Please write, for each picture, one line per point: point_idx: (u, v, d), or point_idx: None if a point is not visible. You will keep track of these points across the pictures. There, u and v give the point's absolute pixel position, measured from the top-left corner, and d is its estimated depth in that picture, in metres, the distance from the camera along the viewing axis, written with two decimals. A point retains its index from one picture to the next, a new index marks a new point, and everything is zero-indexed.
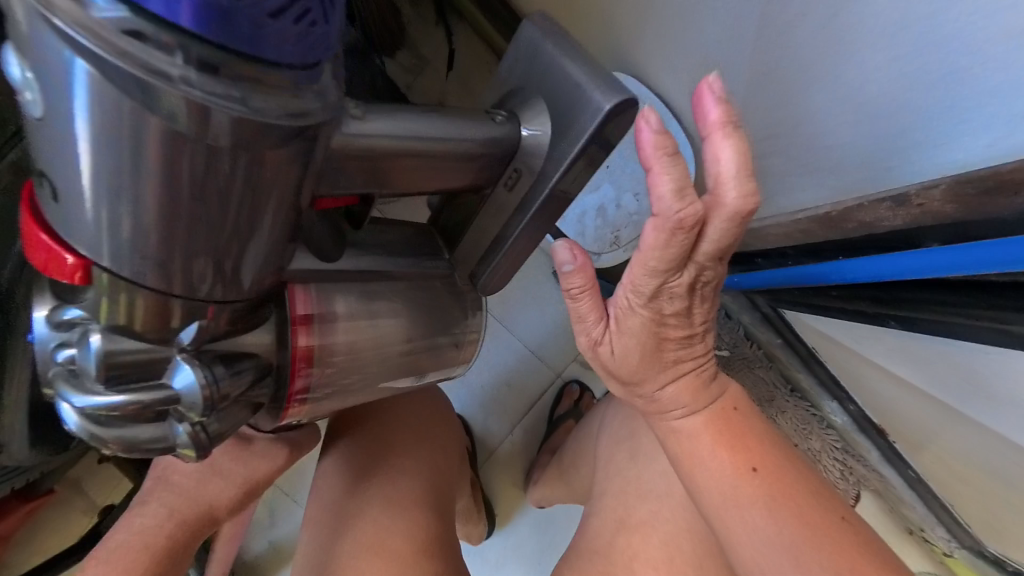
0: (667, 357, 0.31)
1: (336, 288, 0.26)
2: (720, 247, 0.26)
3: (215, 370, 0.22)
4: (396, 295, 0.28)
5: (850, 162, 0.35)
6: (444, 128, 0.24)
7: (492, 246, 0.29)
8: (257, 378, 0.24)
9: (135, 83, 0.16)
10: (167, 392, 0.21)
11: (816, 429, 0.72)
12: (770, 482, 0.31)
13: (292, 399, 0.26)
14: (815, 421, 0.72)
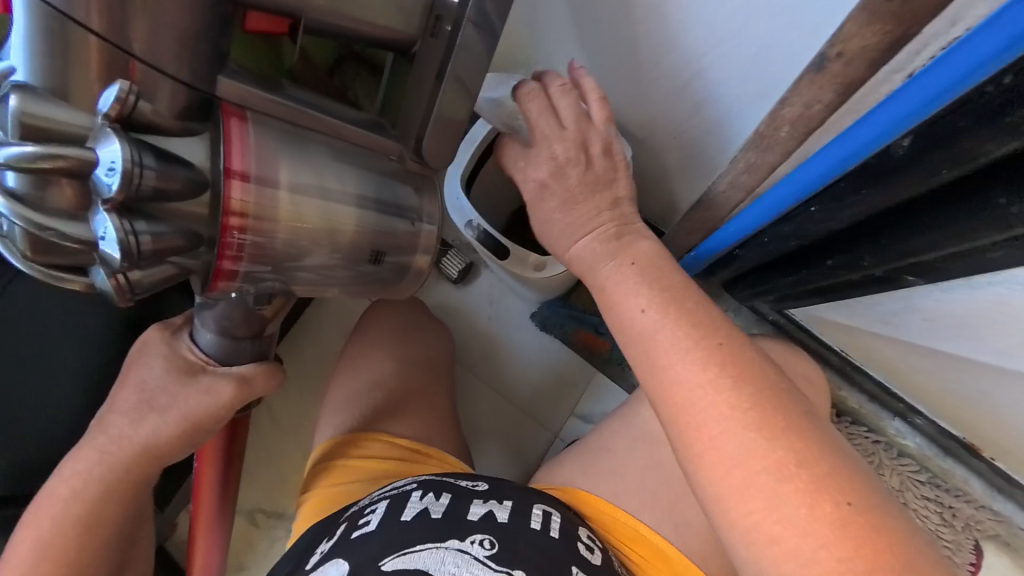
0: (589, 221, 0.48)
1: (275, 150, 0.39)
2: (569, 110, 0.47)
3: (139, 150, 0.33)
4: (331, 156, 0.42)
5: (740, 103, 0.55)
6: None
7: (421, 111, 0.43)
8: (187, 185, 0.36)
9: None
10: (90, 153, 0.33)
11: (886, 458, 0.93)
12: (660, 314, 0.42)
13: (223, 243, 0.38)
14: (881, 448, 0.93)
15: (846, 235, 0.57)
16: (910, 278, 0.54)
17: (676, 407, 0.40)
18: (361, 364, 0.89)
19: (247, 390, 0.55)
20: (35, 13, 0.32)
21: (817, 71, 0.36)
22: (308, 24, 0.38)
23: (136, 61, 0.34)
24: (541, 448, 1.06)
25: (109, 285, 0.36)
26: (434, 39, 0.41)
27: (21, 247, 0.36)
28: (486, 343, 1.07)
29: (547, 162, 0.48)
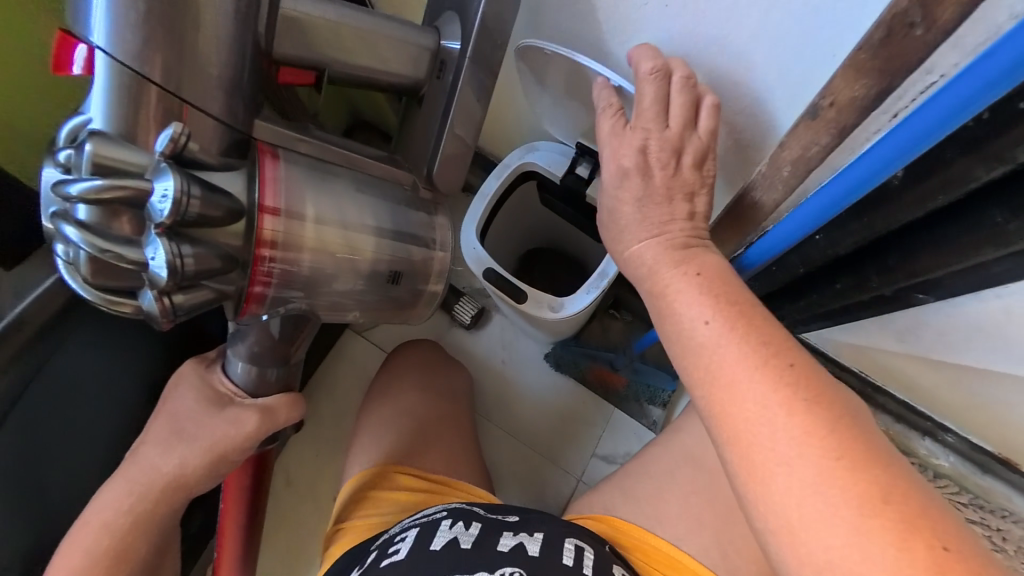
0: (656, 222, 0.57)
1: (303, 186, 0.50)
2: (678, 114, 0.55)
3: (190, 180, 0.41)
4: (357, 184, 0.54)
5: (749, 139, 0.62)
6: (403, 33, 0.55)
7: (436, 133, 0.59)
8: (229, 214, 0.44)
9: (133, 56, 0.41)
10: (146, 183, 0.39)
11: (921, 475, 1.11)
12: (721, 327, 0.46)
13: (256, 271, 0.48)
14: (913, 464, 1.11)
15: (855, 257, 0.69)
16: (921, 294, 0.65)
17: (736, 420, 0.42)
18: (393, 398, 1.09)
19: (268, 421, 0.64)
20: (114, 73, 0.41)
21: (811, 116, 0.50)
22: (330, 73, 0.54)
23: (187, 107, 0.44)
24: (565, 492, 1.24)
25: (155, 306, 0.42)
26: (439, 76, 0.58)
27: (85, 271, 0.42)
28: (501, 387, 1.29)
29: (638, 152, 0.56)
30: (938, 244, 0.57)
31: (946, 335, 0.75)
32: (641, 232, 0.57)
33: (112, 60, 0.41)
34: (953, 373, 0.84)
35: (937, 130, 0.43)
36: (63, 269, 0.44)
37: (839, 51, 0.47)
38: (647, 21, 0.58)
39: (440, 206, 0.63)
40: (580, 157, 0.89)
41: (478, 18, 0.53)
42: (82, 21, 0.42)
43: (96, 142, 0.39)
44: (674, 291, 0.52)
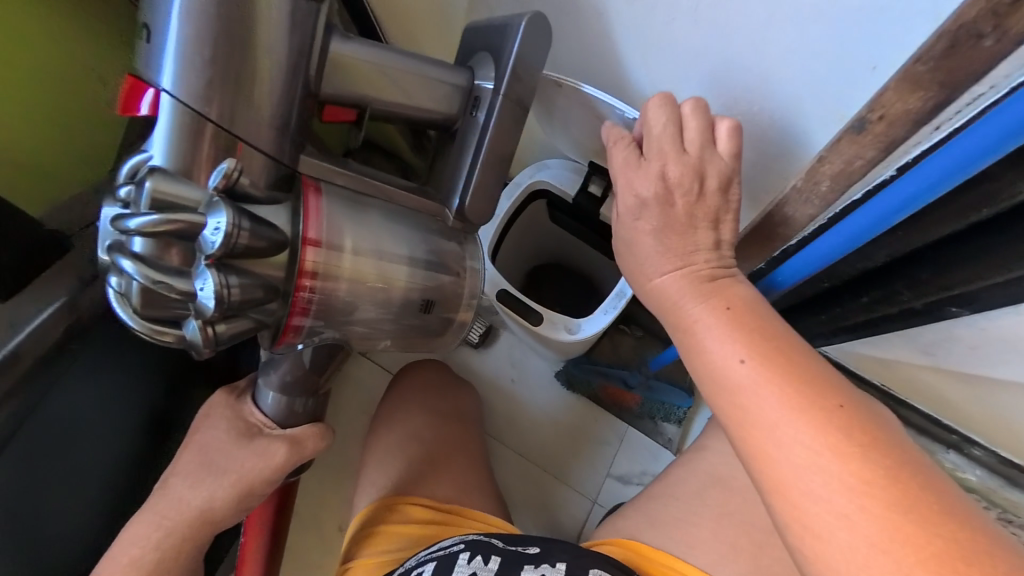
0: (680, 253, 0.56)
1: (341, 219, 0.51)
2: (694, 141, 0.55)
3: (241, 212, 0.42)
4: (391, 215, 0.55)
5: (771, 169, 0.63)
6: (439, 72, 0.58)
7: (462, 168, 0.59)
8: (274, 245, 0.45)
9: (197, 100, 0.45)
10: (199, 216, 0.41)
11: None
12: (760, 369, 0.46)
13: (297, 299, 0.49)
14: None
15: (897, 270, 0.72)
16: (954, 307, 0.69)
17: (787, 469, 0.42)
18: (399, 423, 1.07)
19: (295, 452, 0.67)
20: (177, 113, 0.45)
21: (857, 131, 0.50)
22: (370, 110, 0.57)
23: (241, 143, 0.48)
24: (581, 516, 1.22)
25: (199, 334, 0.43)
26: (471, 111, 0.58)
27: (135, 302, 0.43)
28: (511, 409, 1.26)
29: (656, 180, 0.55)
30: (983, 257, 0.60)
31: (982, 348, 0.76)
32: (666, 263, 0.56)
33: (177, 101, 0.45)
34: (982, 385, 0.85)
35: (955, 170, 0.45)
36: (114, 300, 0.45)
37: (879, 61, 0.46)
38: (677, 36, 0.57)
39: (470, 236, 0.62)
40: (591, 174, 0.89)
41: (511, 57, 0.54)
42: (150, 67, 0.46)
43: (156, 180, 0.42)
44: (705, 329, 0.52)
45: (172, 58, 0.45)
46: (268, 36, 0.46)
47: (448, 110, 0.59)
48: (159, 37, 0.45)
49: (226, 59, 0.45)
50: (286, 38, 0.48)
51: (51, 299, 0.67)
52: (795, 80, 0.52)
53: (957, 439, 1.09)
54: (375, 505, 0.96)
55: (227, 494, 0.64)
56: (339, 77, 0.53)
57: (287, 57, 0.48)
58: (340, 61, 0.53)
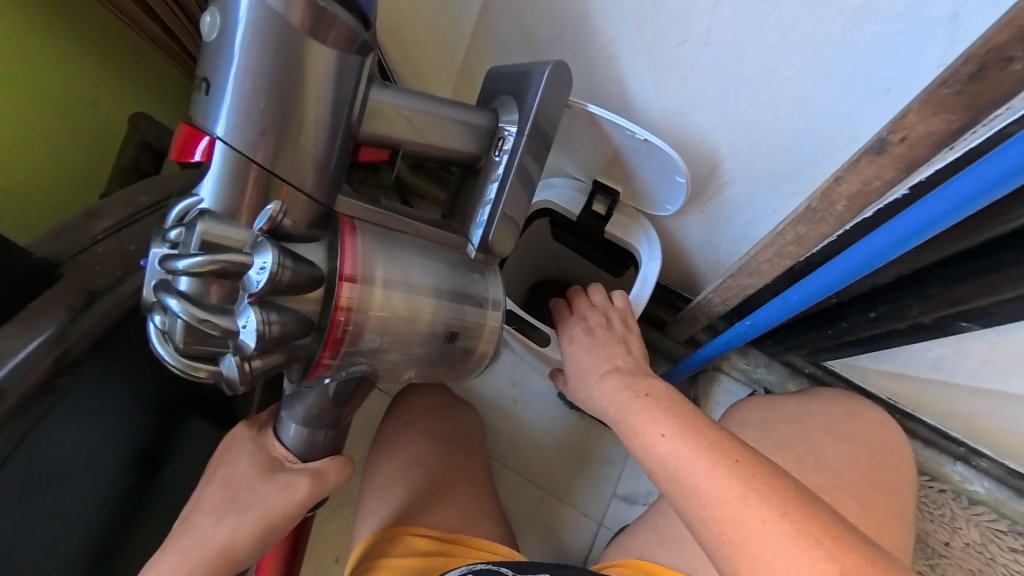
0: (606, 363, 0.71)
1: (375, 255, 0.54)
2: (600, 303, 0.81)
3: (285, 253, 0.46)
4: (420, 250, 0.58)
5: (770, 203, 0.67)
6: (466, 116, 0.60)
7: (487, 202, 0.61)
8: (311, 282, 0.48)
9: (249, 146, 0.48)
10: (246, 257, 0.44)
11: (959, 505, 1.10)
12: (675, 439, 0.55)
13: (333, 331, 0.51)
14: (950, 492, 1.10)
15: (902, 283, 0.73)
16: (964, 322, 0.68)
17: (706, 518, 0.49)
18: (399, 448, 1.03)
19: (318, 485, 0.65)
20: (229, 159, 0.48)
21: (877, 153, 0.47)
22: (404, 151, 0.59)
23: (288, 186, 0.51)
24: (587, 540, 1.18)
25: (236, 370, 0.46)
26: (497, 152, 0.61)
27: (178, 339, 0.45)
28: (513, 429, 1.23)
29: (578, 326, 0.78)
30: (983, 272, 0.61)
31: (993, 362, 0.76)
32: (598, 375, 0.70)
33: (229, 147, 0.48)
34: (991, 398, 0.85)
35: (968, 201, 0.43)
36: (155, 338, 0.47)
37: (892, 83, 0.47)
38: (688, 61, 0.57)
39: (492, 267, 0.65)
40: (595, 193, 0.85)
41: (534, 104, 0.58)
42: (206, 117, 0.49)
43: (206, 222, 0.44)
44: (628, 411, 0.62)
45: (226, 108, 0.48)
46: (317, 85, 0.49)
47: (471, 148, 0.61)
48: (214, 89, 0.48)
49: (278, 109, 0.48)
50: (331, 94, 0.50)
51: (40, 329, 0.61)
52: (796, 125, 0.56)
53: (966, 450, 1.08)
54: (377, 535, 0.93)
55: (241, 534, 0.60)
56: (374, 121, 0.56)
57: (333, 106, 0.51)
58: (375, 109, 0.55)
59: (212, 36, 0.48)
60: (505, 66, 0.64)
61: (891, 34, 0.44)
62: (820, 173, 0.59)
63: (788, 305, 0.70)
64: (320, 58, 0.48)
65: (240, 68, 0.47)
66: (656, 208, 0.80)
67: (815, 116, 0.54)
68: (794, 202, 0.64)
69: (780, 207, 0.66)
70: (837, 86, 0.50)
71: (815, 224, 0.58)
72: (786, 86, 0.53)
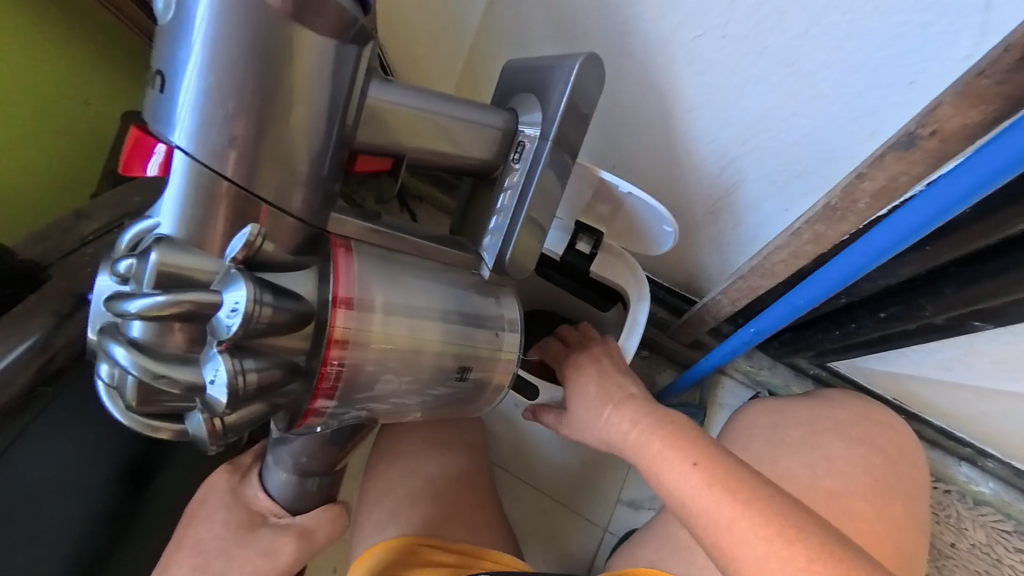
0: (613, 393, 0.68)
1: (373, 278, 0.52)
2: (596, 336, 0.80)
3: (263, 287, 0.43)
4: (426, 271, 0.56)
5: (783, 205, 0.66)
6: (485, 118, 0.58)
7: (507, 207, 0.60)
8: (295, 318, 0.45)
9: (208, 153, 0.46)
10: (214, 294, 0.41)
11: (964, 506, 1.09)
12: (709, 466, 0.54)
13: (325, 367, 0.48)
14: (956, 493, 1.09)
15: (916, 283, 0.72)
16: (978, 322, 0.68)
17: (732, 552, 0.49)
18: (398, 455, 1.00)
19: (305, 544, 0.62)
20: (189, 168, 0.46)
21: (906, 148, 0.45)
22: (407, 161, 0.56)
23: (266, 206, 0.49)
24: (592, 547, 1.16)
25: (205, 428, 0.44)
26: (519, 154, 0.59)
27: (129, 398, 0.43)
28: (515, 436, 1.20)
29: (579, 357, 0.76)
30: (999, 273, 0.60)
31: (1004, 363, 0.76)
32: (608, 405, 0.67)
33: (191, 160, 0.46)
34: (999, 398, 0.84)
35: (985, 182, 0.42)
36: (103, 391, 0.45)
37: (918, 75, 0.46)
38: (705, 54, 0.56)
39: (506, 289, 0.63)
40: (579, 232, 0.81)
41: (564, 96, 0.55)
42: (160, 120, 0.47)
43: (158, 256, 0.42)
44: (646, 440, 0.60)
45: (187, 106, 0.45)
46: (308, 86, 0.47)
47: (488, 154, 0.59)
48: (168, 89, 0.46)
49: (246, 111, 0.46)
50: (326, 89, 0.48)
51: (24, 335, 0.58)
52: (812, 123, 0.55)
53: (972, 450, 1.07)
54: (384, 547, 0.88)
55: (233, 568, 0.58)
56: (375, 127, 0.53)
57: (327, 104, 0.49)
58: (389, 109, 0.53)
59: (167, 27, 0.46)
60: (524, 62, 0.62)
61: (920, 24, 0.43)
62: (836, 174, 0.57)
63: (795, 309, 0.69)
64: (308, 45, 0.46)
65: (200, 64, 0.44)
66: (650, 249, 0.80)
67: (840, 112, 0.52)
68: (801, 205, 0.64)
69: (790, 209, 0.66)
70: (862, 78, 0.49)
71: (836, 223, 0.57)
72: (806, 83, 0.52)
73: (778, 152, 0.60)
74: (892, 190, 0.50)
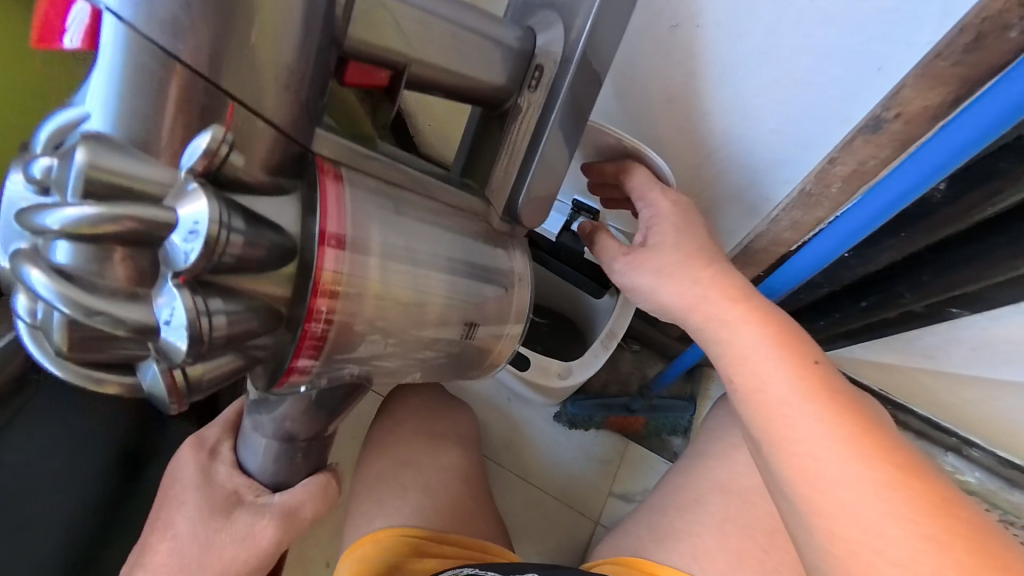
0: (709, 262, 0.58)
1: (369, 218, 0.47)
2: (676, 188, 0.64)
3: (233, 215, 0.37)
4: (424, 212, 0.52)
5: (782, 179, 0.63)
6: (491, 33, 0.52)
7: (530, 141, 0.57)
8: (275, 251, 0.41)
9: (157, 28, 0.37)
10: (167, 214, 0.35)
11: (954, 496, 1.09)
12: (826, 373, 0.50)
13: (313, 311, 0.44)
14: None
15: (892, 271, 0.72)
16: (954, 309, 0.70)
17: (822, 451, 0.45)
18: (390, 446, 1.01)
19: (288, 523, 0.62)
20: (128, 41, 0.37)
21: (870, 132, 0.52)
22: (409, 71, 0.48)
23: (233, 103, 0.40)
24: (583, 537, 1.17)
25: (163, 384, 0.39)
26: (536, 86, 0.55)
27: (59, 342, 0.37)
28: (509, 430, 1.21)
29: (670, 206, 0.61)
30: (974, 262, 0.61)
31: (984, 350, 0.77)
32: (702, 275, 0.57)
33: (129, 27, 0.37)
34: (981, 385, 0.86)
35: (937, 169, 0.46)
36: (30, 332, 0.39)
37: (885, 62, 0.47)
38: (682, 43, 0.56)
39: (516, 237, 0.63)
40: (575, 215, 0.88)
41: (585, 31, 0.52)
42: None
43: (82, 155, 0.34)
44: (747, 322, 0.55)
45: None
46: None
47: (500, 79, 0.54)
48: None
49: None
50: None
51: None
52: (791, 109, 0.55)
53: (957, 440, 1.08)
54: (384, 534, 0.90)
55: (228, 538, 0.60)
56: (374, 30, 0.46)
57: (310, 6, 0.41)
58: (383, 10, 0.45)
59: None
60: None
61: (884, 9, 0.43)
62: (818, 157, 0.58)
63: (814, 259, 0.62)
64: None
65: None
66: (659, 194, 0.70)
67: (820, 96, 0.52)
68: (811, 163, 0.59)
69: (777, 189, 0.65)
70: (838, 64, 0.49)
71: (811, 209, 0.64)
72: (785, 68, 0.52)
73: (759, 139, 0.61)
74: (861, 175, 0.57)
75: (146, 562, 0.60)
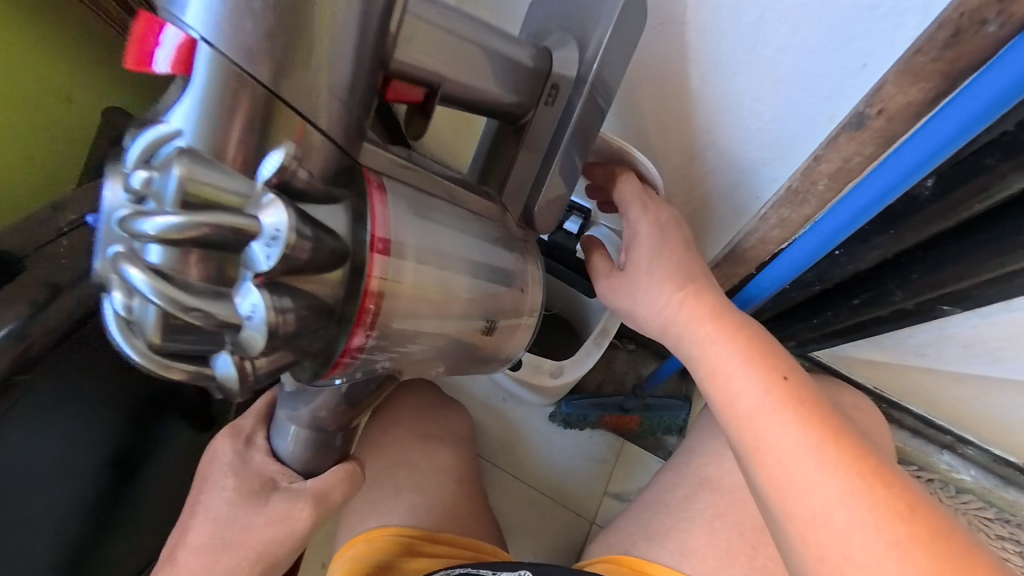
0: (688, 279, 0.58)
1: (410, 225, 0.46)
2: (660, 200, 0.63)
3: (304, 221, 0.37)
4: (461, 218, 0.52)
5: (768, 177, 0.64)
6: (511, 50, 0.52)
7: (545, 159, 0.57)
8: (332, 257, 0.40)
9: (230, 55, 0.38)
10: (248, 218, 0.35)
11: (948, 494, 1.09)
12: (796, 386, 0.49)
13: (363, 312, 0.44)
14: (938, 482, 1.10)
15: (879, 268, 0.72)
16: (945, 307, 0.70)
17: (792, 467, 0.45)
18: (386, 446, 1.00)
19: (321, 506, 0.61)
20: (214, 66, 0.38)
21: (854, 129, 0.52)
22: (444, 91, 0.50)
23: (299, 122, 0.41)
24: (578, 536, 1.16)
25: (236, 370, 0.38)
26: (553, 99, 0.55)
27: (151, 334, 0.35)
28: (507, 428, 1.21)
29: (649, 223, 0.60)
30: (962, 259, 0.60)
31: (973, 346, 0.77)
32: (680, 294, 0.57)
33: (216, 53, 0.38)
34: (970, 380, 0.85)
35: (920, 163, 0.47)
36: (112, 324, 0.36)
37: (869, 58, 0.46)
38: (669, 41, 0.56)
39: (530, 244, 0.62)
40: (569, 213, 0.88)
41: (604, 39, 0.52)
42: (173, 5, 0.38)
43: (179, 166, 0.33)
44: (721, 339, 0.54)
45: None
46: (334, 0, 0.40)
47: (516, 97, 0.54)
48: None
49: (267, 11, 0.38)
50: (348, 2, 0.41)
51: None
52: (778, 106, 0.55)
53: (951, 438, 1.08)
54: (377, 534, 0.90)
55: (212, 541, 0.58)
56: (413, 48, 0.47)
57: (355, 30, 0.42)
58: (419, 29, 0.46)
59: None
60: None
61: (866, 6, 0.43)
62: (805, 154, 0.58)
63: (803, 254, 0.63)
64: None
65: None
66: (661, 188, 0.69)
67: (807, 92, 0.52)
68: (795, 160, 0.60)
69: (766, 186, 0.65)
70: (822, 60, 0.49)
71: (797, 206, 0.64)
72: (771, 65, 0.52)
73: (746, 137, 0.60)
74: (847, 171, 0.57)
75: (186, 541, 0.59)
